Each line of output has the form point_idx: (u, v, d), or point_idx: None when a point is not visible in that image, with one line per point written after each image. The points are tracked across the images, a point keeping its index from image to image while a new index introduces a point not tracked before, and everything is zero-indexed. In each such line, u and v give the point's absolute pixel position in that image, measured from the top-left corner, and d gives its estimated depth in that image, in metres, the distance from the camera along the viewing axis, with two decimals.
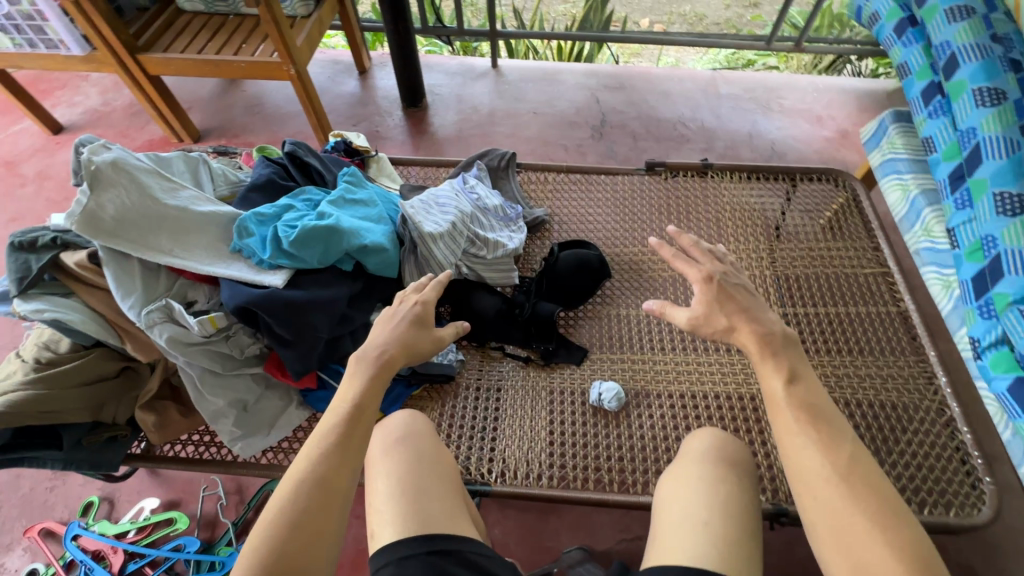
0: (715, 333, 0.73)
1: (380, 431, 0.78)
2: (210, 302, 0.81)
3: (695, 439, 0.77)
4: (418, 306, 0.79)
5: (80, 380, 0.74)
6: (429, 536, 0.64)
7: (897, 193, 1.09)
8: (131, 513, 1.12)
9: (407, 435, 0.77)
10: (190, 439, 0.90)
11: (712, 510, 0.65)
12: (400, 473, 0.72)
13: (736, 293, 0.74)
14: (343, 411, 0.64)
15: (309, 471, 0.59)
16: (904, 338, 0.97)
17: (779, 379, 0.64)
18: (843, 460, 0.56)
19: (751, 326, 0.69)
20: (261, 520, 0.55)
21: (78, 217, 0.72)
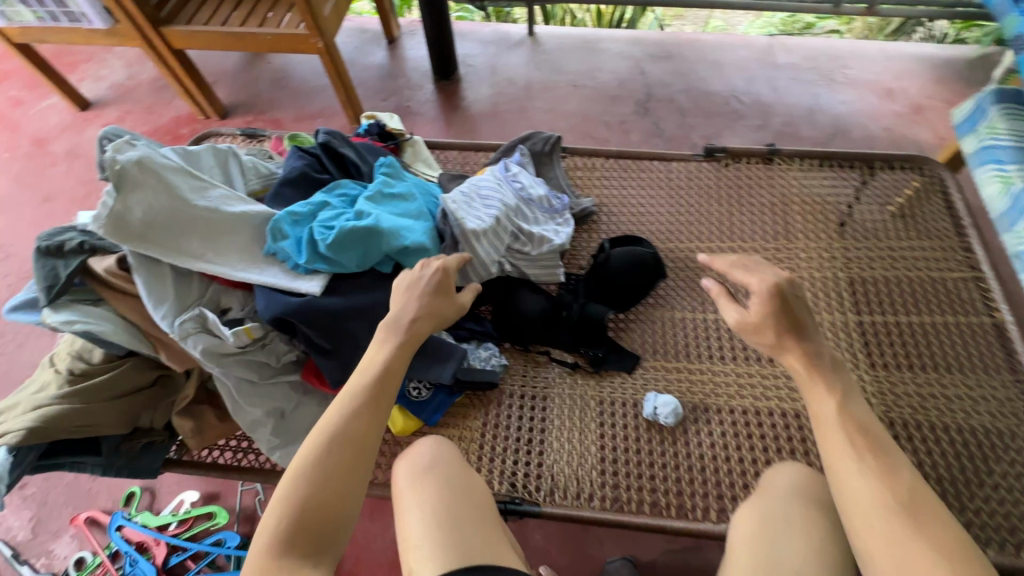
0: (760, 345, 0.63)
1: (407, 460, 0.74)
2: (244, 309, 0.76)
3: (776, 473, 0.70)
4: (442, 270, 0.71)
5: (115, 391, 0.71)
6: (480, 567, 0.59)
7: (997, 186, 0.97)
8: (172, 504, 1.12)
9: (435, 463, 0.73)
10: (228, 444, 0.87)
11: (805, 556, 0.59)
12: (434, 504, 0.67)
13: (799, 309, 0.62)
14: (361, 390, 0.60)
15: (324, 451, 0.55)
16: (999, 354, 0.87)
17: (831, 400, 0.56)
18: (904, 487, 0.50)
19: (803, 347, 0.60)
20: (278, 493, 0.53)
21: (105, 221, 0.67)
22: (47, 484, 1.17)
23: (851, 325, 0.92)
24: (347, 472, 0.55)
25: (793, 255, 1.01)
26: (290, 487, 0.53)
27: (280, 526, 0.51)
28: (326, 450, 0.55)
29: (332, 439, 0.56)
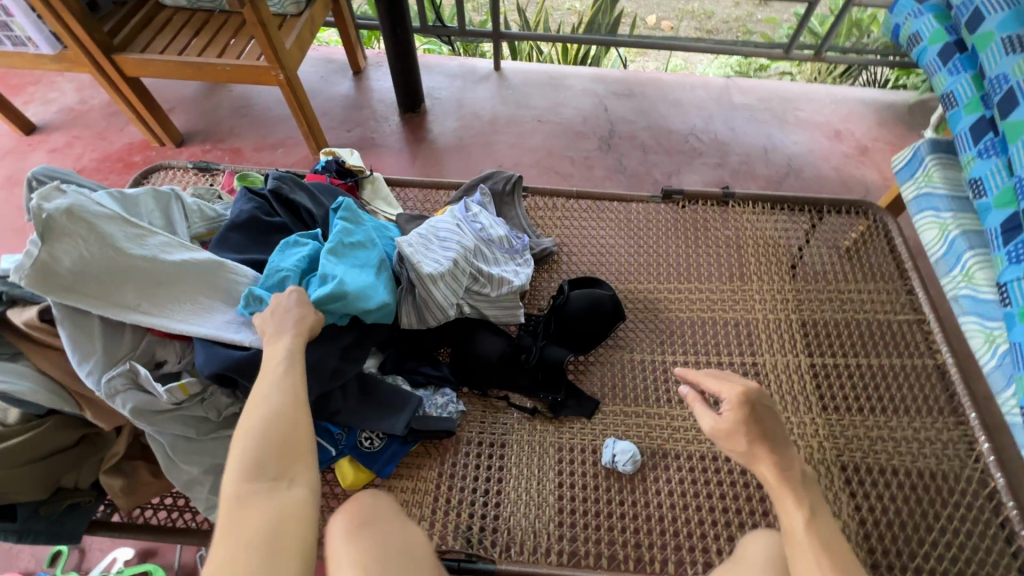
0: (733, 454, 0.61)
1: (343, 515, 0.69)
2: (181, 361, 0.72)
3: (752, 541, 0.69)
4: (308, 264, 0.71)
5: (31, 455, 0.65)
6: None
7: (934, 231, 1.01)
8: (104, 563, 1.04)
9: (373, 516, 0.69)
10: (162, 502, 0.81)
11: None
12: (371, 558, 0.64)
13: (767, 418, 0.60)
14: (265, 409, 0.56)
15: (251, 450, 0.52)
16: (942, 396, 0.89)
17: (800, 516, 0.55)
18: None
19: (774, 457, 0.58)
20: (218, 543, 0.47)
21: (29, 271, 0.63)
22: None
23: (804, 368, 0.94)
24: (284, 459, 0.53)
25: (748, 297, 1.03)
26: (230, 495, 0.50)
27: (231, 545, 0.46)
28: (257, 451, 0.53)
29: (261, 438, 0.53)
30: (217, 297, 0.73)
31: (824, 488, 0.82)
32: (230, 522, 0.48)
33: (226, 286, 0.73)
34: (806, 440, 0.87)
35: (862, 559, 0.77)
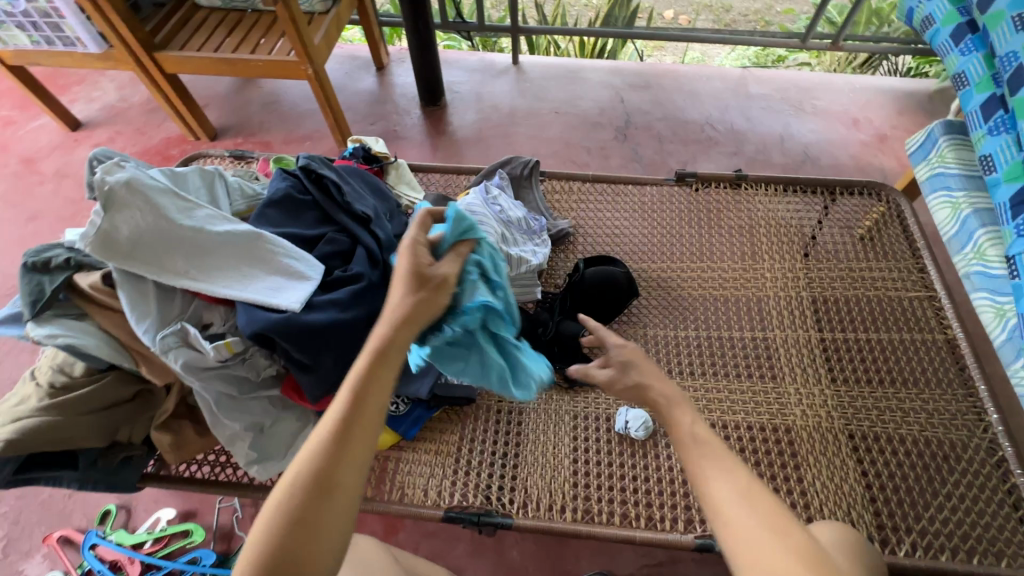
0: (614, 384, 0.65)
1: None
2: (226, 323, 0.78)
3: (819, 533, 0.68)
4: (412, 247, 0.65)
5: (95, 406, 0.72)
6: None
7: (947, 211, 1.03)
8: (148, 523, 1.12)
9: None
10: (206, 459, 0.88)
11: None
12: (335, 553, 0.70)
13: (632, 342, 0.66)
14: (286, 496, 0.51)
15: (264, 552, 0.48)
16: (951, 369, 0.91)
17: (682, 416, 0.58)
18: (742, 478, 0.52)
19: (654, 377, 0.62)
20: None
21: (92, 238, 0.70)
22: (20, 503, 1.16)
23: (813, 342, 0.97)
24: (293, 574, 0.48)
25: (759, 276, 1.06)
26: None
27: None
28: (268, 551, 0.48)
29: (272, 538, 0.49)
30: (257, 266, 0.79)
31: (831, 455, 0.85)
32: None
33: (265, 255, 0.79)
34: (814, 409, 0.89)
35: (868, 522, 0.79)
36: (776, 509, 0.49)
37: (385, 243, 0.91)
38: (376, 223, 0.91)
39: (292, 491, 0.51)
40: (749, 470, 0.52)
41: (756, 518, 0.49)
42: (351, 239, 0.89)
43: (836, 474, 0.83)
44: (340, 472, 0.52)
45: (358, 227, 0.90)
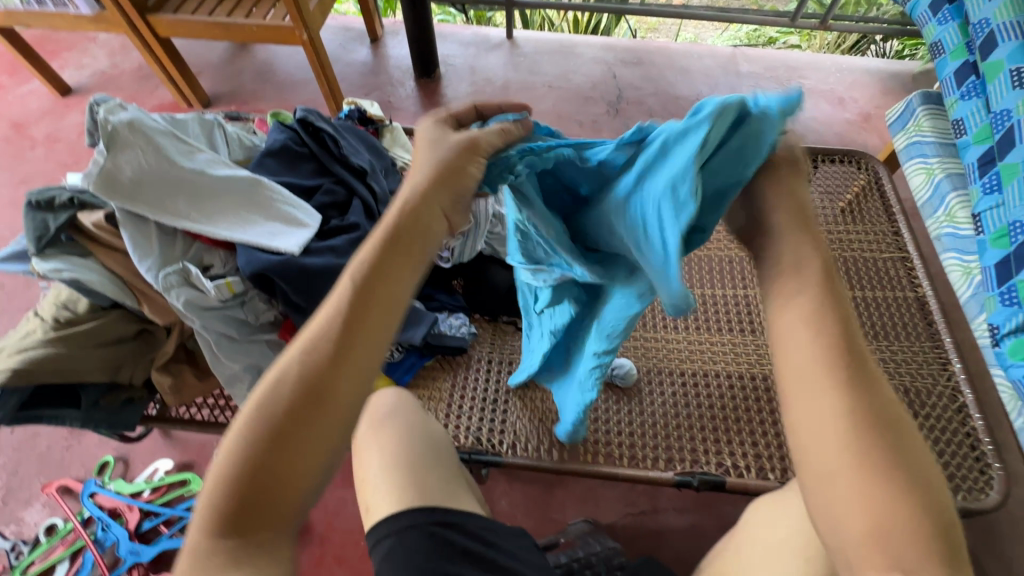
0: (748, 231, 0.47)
1: (367, 410, 0.76)
2: (227, 265, 0.80)
3: None
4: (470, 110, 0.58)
5: (99, 341, 0.76)
6: (431, 508, 0.64)
7: (920, 177, 1.07)
8: (146, 473, 1.14)
9: (391, 412, 0.75)
10: (205, 403, 0.92)
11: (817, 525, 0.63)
12: (392, 448, 0.71)
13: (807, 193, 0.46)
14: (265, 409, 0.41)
15: (229, 476, 0.40)
16: (920, 324, 0.96)
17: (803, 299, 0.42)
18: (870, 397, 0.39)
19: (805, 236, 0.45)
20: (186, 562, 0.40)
21: (95, 176, 0.72)
22: (19, 454, 1.18)
23: None
24: (261, 507, 0.39)
25: None
26: (197, 533, 0.39)
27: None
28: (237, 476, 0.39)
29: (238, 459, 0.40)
30: (255, 212, 0.81)
31: None
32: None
33: (264, 202, 0.81)
34: None
35: None
36: (917, 452, 0.38)
37: (381, 197, 0.93)
38: (372, 177, 0.93)
39: (271, 399, 0.41)
40: (887, 397, 0.40)
41: (862, 458, 0.37)
42: (348, 191, 0.91)
43: None
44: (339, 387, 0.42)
45: (354, 179, 0.92)
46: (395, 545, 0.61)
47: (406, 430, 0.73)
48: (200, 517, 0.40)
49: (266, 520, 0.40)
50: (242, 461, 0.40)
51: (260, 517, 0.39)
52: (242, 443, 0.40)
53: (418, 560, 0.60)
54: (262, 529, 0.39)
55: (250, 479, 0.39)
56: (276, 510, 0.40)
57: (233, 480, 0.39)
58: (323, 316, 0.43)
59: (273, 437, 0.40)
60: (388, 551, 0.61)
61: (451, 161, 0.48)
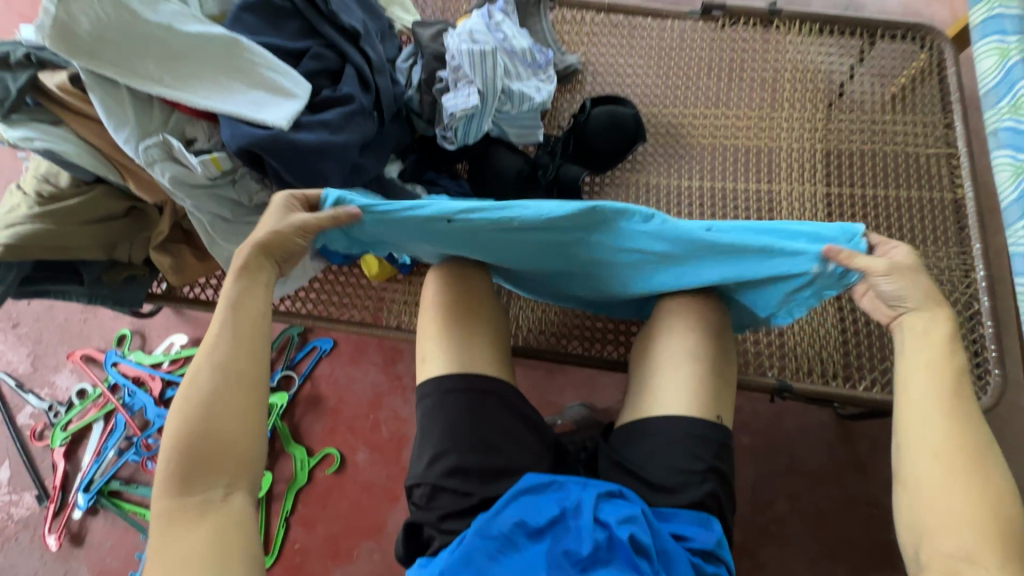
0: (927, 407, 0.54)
1: (450, 280, 0.72)
2: (211, 140, 0.74)
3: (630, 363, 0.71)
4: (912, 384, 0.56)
5: (85, 218, 0.72)
6: (477, 375, 0.66)
7: (993, 59, 0.92)
8: (163, 346, 1.19)
9: (477, 295, 0.72)
10: (208, 283, 0.92)
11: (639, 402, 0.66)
12: (469, 326, 0.69)
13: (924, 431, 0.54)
14: (214, 372, 0.54)
15: (183, 449, 0.51)
16: (951, 228, 0.90)
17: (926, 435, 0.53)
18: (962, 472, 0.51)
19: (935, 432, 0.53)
20: (174, 429, 0.52)
21: (50, 30, 0.64)
22: (39, 325, 1.23)
23: (819, 196, 0.94)
24: (204, 464, 0.51)
25: (776, 125, 0.99)
26: (161, 509, 0.50)
27: (186, 441, 0.52)
28: (190, 442, 0.52)
29: (196, 424, 0.52)
30: (236, 78, 0.73)
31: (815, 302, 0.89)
32: (162, 538, 0.50)
33: (245, 66, 0.73)
34: None
35: (836, 362, 0.86)
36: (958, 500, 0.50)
37: (377, 65, 0.83)
38: (366, 41, 0.83)
39: (258, 344, 0.57)
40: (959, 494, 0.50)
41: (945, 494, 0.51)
42: (340, 57, 0.82)
43: (816, 318, 0.88)
44: (233, 392, 0.54)
45: (347, 43, 0.82)
46: (439, 405, 0.65)
47: (473, 311, 0.70)
48: (172, 452, 0.52)
49: (211, 494, 0.51)
50: (182, 444, 0.52)
51: (210, 464, 0.52)
52: (212, 367, 0.54)
53: (467, 418, 0.63)
54: (202, 488, 0.51)
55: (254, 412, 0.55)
56: (232, 466, 0.53)
57: (185, 433, 0.52)
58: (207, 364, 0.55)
59: (197, 459, 0.51)
60: (435, 405, 0.65)
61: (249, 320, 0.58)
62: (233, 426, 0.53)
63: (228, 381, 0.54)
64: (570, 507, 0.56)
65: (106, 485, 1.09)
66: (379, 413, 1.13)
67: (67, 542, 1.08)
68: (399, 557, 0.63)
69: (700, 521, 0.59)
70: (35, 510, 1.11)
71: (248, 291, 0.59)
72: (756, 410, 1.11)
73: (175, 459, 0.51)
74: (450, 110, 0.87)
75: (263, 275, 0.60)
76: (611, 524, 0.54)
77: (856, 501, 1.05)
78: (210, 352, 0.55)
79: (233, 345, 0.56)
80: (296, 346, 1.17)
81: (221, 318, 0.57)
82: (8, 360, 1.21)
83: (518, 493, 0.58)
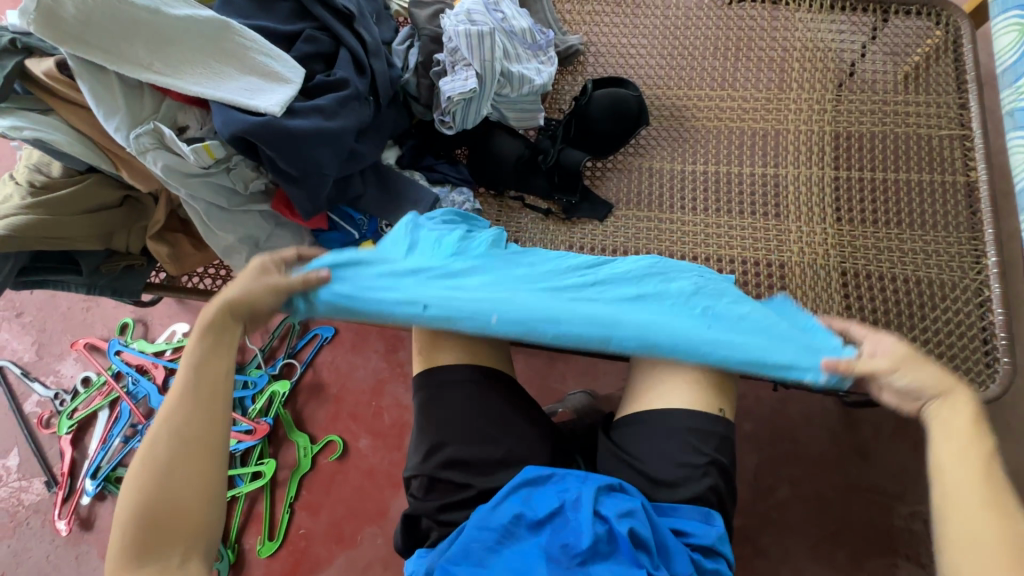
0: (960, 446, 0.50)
1: None
2: (204, 128, 0.73)
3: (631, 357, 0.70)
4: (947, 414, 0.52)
5: (79, 208, 0.71)
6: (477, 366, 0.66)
7: (1011, 35, 0.88)
8: (165, 335, 1.19)
9: None
10: (207, 272, 0.91)
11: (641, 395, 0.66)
12: None
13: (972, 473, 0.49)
14: (171, 436, 0.51)
15: (134, 519, 0.48)
16: (963, 213, 0.88)
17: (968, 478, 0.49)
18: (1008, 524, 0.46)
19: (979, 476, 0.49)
20: (126, 496, 0.49)
21: (34, 14, 0.62)
22: (42, 314, 1.23)
23: (827, 181, 0.92)
24: (157, 535, 0.48)
25: (783, 108, 0.96)
26: None
27: (137, 512, 0.48)
28: (142, 512, 0.48)
29: (150, 491, 0.49)
30: (228, 63, 0.71)
31: (820, 289, 0.87)
32: None
33: (237, 51, 0.71)
34: (812, 246, 0.89)
35: None
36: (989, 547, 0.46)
37: (372, 47, 0.81)
38: (360, 24, 0.81)
39: (218, 409, 0.53)
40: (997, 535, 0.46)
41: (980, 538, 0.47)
42: (334, 40, 0.80)
43: (821, 306, 0.86)
44: (193, 456, 0.51)
45: (341, 25, 0.80)
46: (436, 396, 0.65)
47: None
48: (121, 523, 0.48)
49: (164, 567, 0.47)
50: (133, 514, 0.48)
51: (163, 535, 0.48)
52: (168, 429, 0.51)
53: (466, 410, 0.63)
54: (153, 562, 0.47)
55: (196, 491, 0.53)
56: (188, 536, 0.49)
57: (137, 503, 0.48)
58: (165, 425, 0.51)
59: (147, 529, 0.48)
60: (433, 397, 0.65)
61: (213, 376, 0.54)
62: (192, 493, 0.50)
63: (189, 445, 0.51)
64: (570, 500, 0.56)
65: (114, 471, 1.10)
66: (381, 401, 1.13)
67: (78, 527, 1.10)
68: (399, 550, 0.64)
69: (702, 516, 0.58)
70: (45, 496, 1.13)
71: (213, 345, 0.55)
72: (759, 398, 1.10)
73: (124, 530, 0.47)
74: (448, 94, 0.85)
75: (232, 327, 0.57)
76: (611, 518, 0.54)
77: (859, 487, 1.05)
78: (168, 411, 0.52)
79: (194, 406, 0.52)
80: (298, 334, 1.17)
81: (184, 374, 0.53)
82: (13, 349, 1.21)
83: (517, 486, 0.58)
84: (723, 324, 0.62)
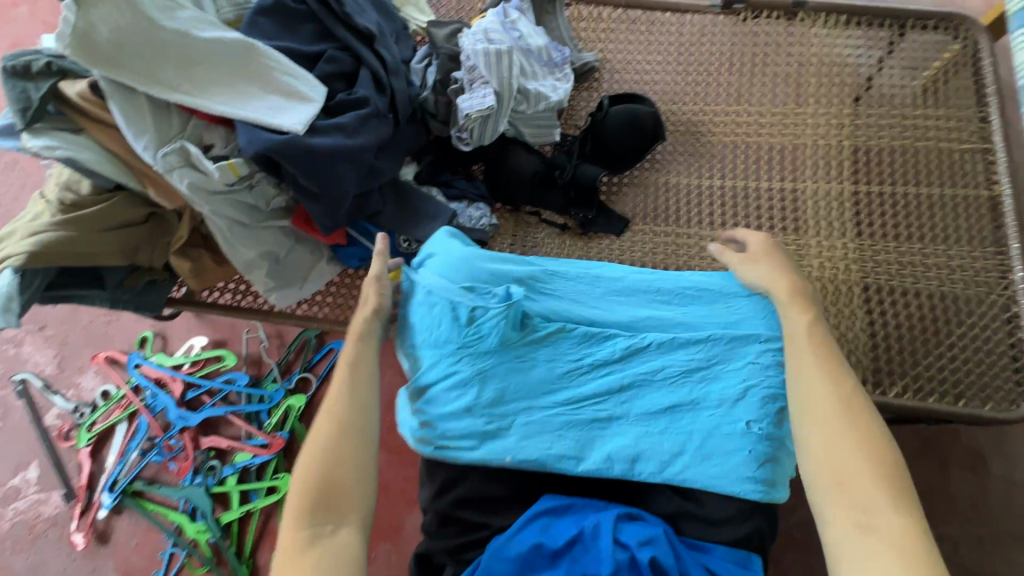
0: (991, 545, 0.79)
1: None
2: (228, 146, 0.74)
3: None
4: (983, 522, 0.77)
5: (106, 225, 0.73)
6: None
7: None
8: (184, 348, 1.21)
9: None
10: (228, 287, 0.92)
11: None
12: None
13: None
14: (332, 420, 0.60)
15: (309, 482, 0.56)
16: (987, 227, 0.86)
17: None
18: None
19: None
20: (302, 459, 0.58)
21: (71, 39, 0.64)
22: (65, 327, 1.25)
23: (846, 196, 0.91)
24: (327, 504, 0.55)
25: (801, 122, 0.96)
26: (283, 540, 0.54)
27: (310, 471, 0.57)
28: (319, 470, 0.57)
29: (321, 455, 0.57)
30: (253, 83, 0.72)
31: (842, 305, 0.86)
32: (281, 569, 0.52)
33: (262, 71, 0.73)
34: (833, 261, 0.88)
35: (864, 366, 0.83)
36: None
37: (392, 67, 0.82)
38: (381, 43, 0.82)
39: (368, 417, 0.61)
40: None
41: None
42: (355, 60, 0.81)
43: (844, 323, 0.85)
44: (354, 430, 0.60)
45: (362, 45, 0.81)
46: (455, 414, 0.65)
47: None
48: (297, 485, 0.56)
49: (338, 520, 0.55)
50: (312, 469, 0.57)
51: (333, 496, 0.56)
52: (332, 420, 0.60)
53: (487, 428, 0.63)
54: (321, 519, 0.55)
55: (344, 495, 0.56)
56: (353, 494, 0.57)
57: (314, 466, 0.57)
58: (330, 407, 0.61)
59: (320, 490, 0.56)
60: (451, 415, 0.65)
61: (363, 383, 0.64)
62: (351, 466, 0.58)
63: (350, 421, 0.60)
64: (589, 528, 0.55)
65: (131, 485, 1.11)
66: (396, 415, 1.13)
67: (94, 541, 1.11)
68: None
69: (738, 561, 0.56)
70: (63, 509, 1.13)
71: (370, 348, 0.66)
72: None
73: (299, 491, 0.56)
74: (466, 111, 0.85)
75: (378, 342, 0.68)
76: (632, 546, 0.53)
77: None
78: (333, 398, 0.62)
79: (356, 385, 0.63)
80: (314, 348, 1.18)
81: (347, 367, 0.64)
82: (35, 361, 1.23)
83: (537, 516, 0.57)
84: (747, 440, 0.60)
